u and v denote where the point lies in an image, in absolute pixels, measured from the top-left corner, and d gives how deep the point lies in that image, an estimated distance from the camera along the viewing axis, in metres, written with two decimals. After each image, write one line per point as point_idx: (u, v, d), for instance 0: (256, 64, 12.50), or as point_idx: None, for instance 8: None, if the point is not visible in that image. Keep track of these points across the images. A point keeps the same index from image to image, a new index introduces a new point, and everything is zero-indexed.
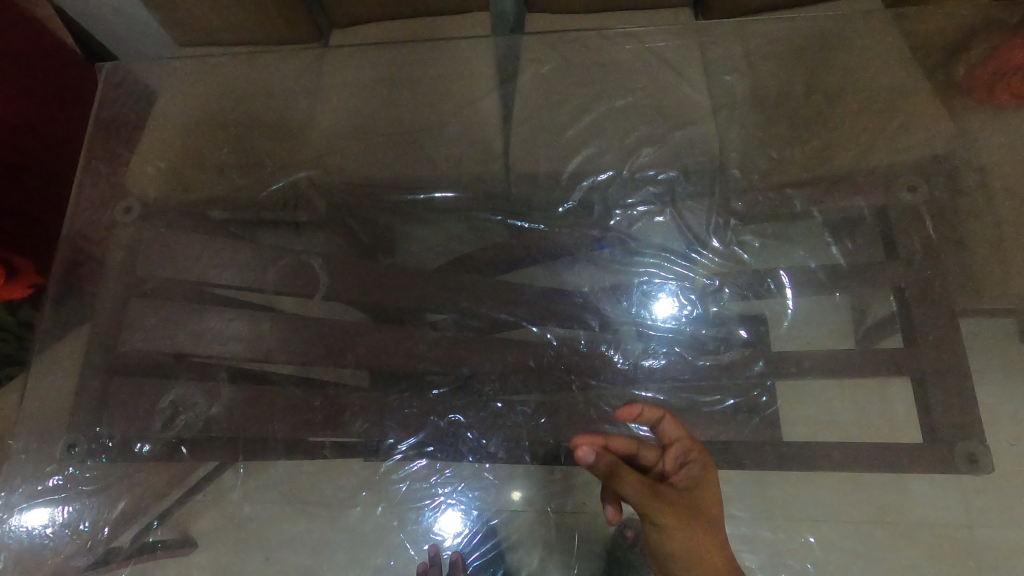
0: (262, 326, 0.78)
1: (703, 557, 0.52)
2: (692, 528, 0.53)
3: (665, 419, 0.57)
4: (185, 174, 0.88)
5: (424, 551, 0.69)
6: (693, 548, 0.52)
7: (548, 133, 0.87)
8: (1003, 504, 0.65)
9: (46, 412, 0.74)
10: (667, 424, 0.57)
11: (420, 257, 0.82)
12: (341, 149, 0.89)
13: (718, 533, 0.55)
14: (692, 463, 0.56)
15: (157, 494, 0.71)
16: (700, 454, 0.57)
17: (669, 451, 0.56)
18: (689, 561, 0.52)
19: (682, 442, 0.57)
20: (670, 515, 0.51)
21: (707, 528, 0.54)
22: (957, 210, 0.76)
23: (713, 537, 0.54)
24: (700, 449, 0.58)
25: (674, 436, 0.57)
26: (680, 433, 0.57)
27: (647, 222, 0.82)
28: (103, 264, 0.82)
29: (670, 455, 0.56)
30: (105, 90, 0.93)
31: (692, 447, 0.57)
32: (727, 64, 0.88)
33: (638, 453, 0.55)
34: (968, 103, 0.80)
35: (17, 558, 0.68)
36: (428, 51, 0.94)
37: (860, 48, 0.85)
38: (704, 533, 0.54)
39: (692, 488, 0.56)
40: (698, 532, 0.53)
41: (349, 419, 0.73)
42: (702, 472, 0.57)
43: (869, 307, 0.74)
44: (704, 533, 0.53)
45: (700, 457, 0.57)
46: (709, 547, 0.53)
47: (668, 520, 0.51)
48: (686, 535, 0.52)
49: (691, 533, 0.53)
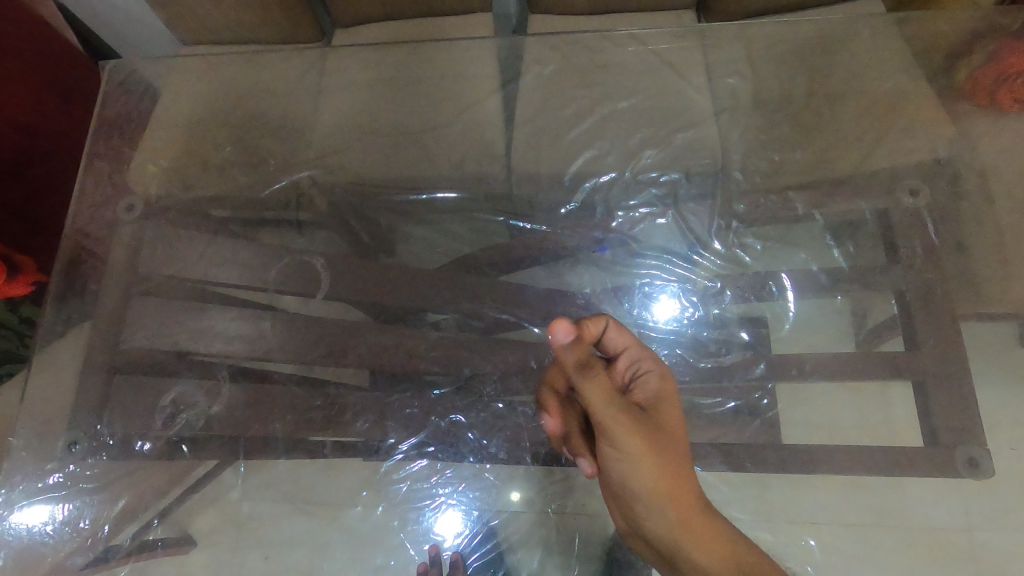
0: (263, 325, 0.77)
1: (661, 476, 0.53)
2: (654, 445, 0.53)
3: (611, 329, 0.62)
4: (188, 173, 0.88)
5: (424, 551, 0.68)
6: (655, 468, 0.53)
7: (551, 134, 0.87)
8: (1001, 509, 0.65)
9: (44, 409, 0.73)
10: (614, 334, 0.62)
11: (423, 257, 0.83)
12: (343, 149, 0.89)
13: (683, 453, 0.55)
14: (646, 374, 0.61)
15: (159, 491, 0.70)
16: (655, 364, 0.61)
17: (620, 360, 0.62)
18: (653, 480, 0.53)
19: (632, 351, 0.62)
20: (631, 436, 0.53)
21: (673, 446, 0.55)
22: (958, 215, 0.75)
23: (677, 455, 0.55)
24: (656, 359, 0.62)
25: (621, 347, 0.62)
26: (628, 342, 0.62)
27: (649, 224, 0.82)
28: (106, 262, 0.81)
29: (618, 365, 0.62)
30: (107, 88, 0.92)
31: (643, 355, 0.62)
32: (729, 66, 0.88)
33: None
34: (969, 108, 0.80)
35: (16, 556, 0.67)
36: (430, 50, 0.93)
37: (863, 51, 0.84)
38: (671, 455, 0.54)
39: (647, 404, 0.58)
40: (661, 450, 0.54)
41: (349, 418, 0.73)
42: (664, 387, 0.60)
43: (870, 310, 0.75)
44: (668, 449, 0.54)
45: (657, 366, 0.61)
46: (674, 466, 0.54)
47: (633, 442, 0.53)
48: (647, 459, 0.53)
49: (655, 459, 0.53)
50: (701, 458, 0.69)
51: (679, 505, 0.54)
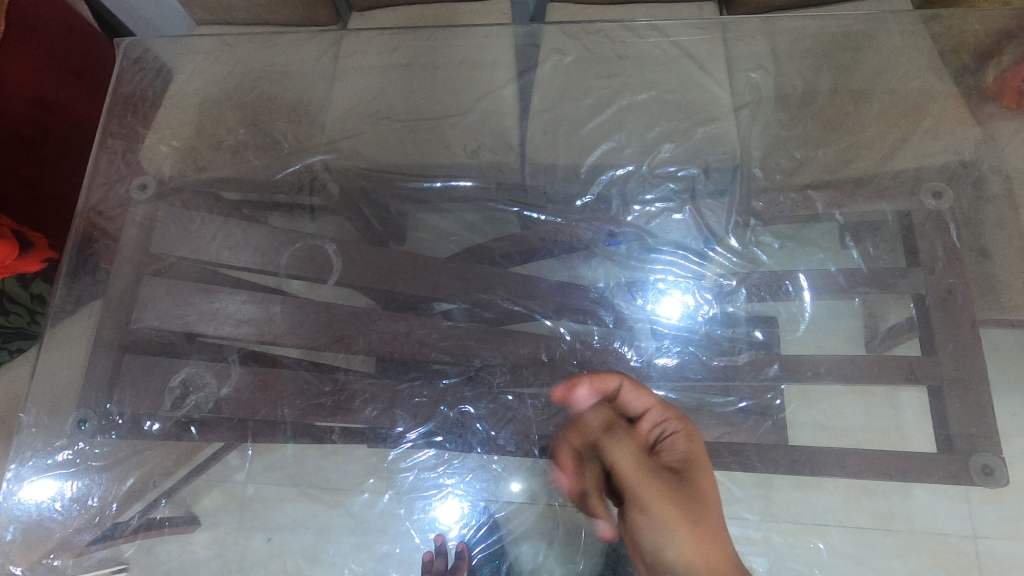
0: (273, 309, 0.76)
1: (695, 544, 0.54)
2: (687, 514, 0.55)
3: (626, 388, 0.66)
4: (203, 156, 0.88)
5: (430, 540, 0.68)
6: (692, 537, 0.54)
7: (566, 125, 0.88)
8: (1008, 517, 0.63)
9: (57, 387, 0.73)
10: (631, 394, 0.65)
11: (433, 246, 0.82)
12: (359, 133, 0.90)
13: (717, 523, 0.57)
14: (672, 434, 0.62)
15: (167, 470, 0.70)
16: (678, 424, 0.63)
17: (643, 422, 0.64)
18: (692, 550, 0.54)
19: (655, 412, 0.65)
20: (660, 501, 0.56)
21: (704, 516, 0.56)
22: (981, 219, 0.74)
23: (709, 520, 0.56)
24: (681, 419, 0.64)
25: (642, 408, 0.65)
26: (648, 402, 0.65)
27: (665, 219, 0.81)
28: (118, 242, 0.80)
29: (643, 426, 0.64)
30: (122, 65, 0.91)
31: (666, 417, 0.64)
32: (753, 60, 0.87)
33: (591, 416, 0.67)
34: (998, 109, 0.78)
35: (26, 531, 0.67)
36: (446, 35, 0.92)
37: (889, 48, 0.83)
38: (703, 524, 0.55)
39: (692, 462, 0.60)
40: (693, 517, 0.55)
41: (358, 405, 0.72)
42: (690, 447, 0.62)
43: (886, 312, 0.73)
44: (701, 518, 0.56)
45: (680, 426, 0.63)
46: (710, 535, 0.55)
47: (666, 514, 0.55)
48: (680, 524, 0.55)
49: (690, 529, 0.55)
50: (711, 456, 0.68)
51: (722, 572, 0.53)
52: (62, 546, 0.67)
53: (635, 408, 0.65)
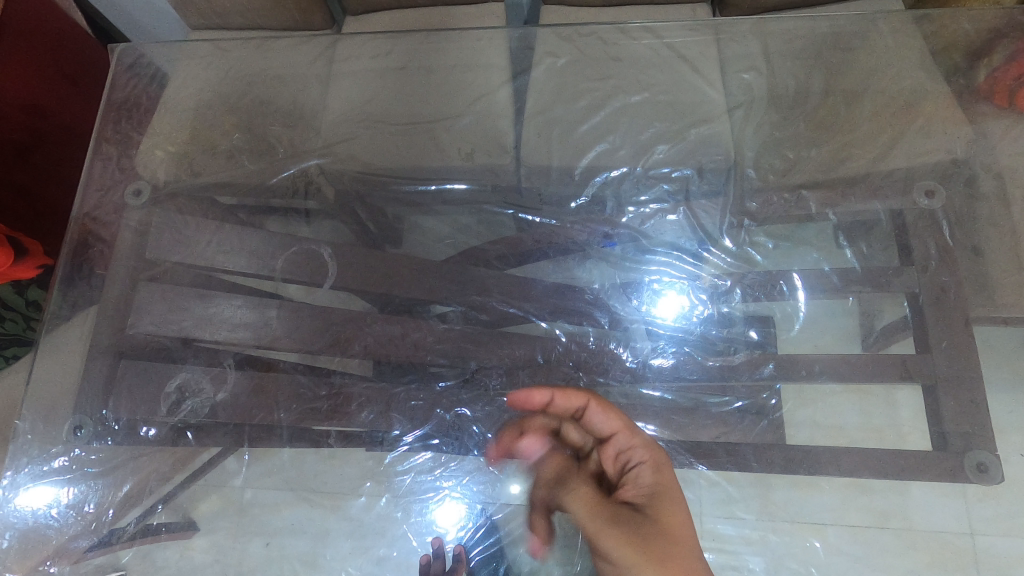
0: (268, 314, 0.76)
1: None
2: (648, 551, 0.48)
3: (593, 407, 0.61)
4: (197, 160, 0.88)
5: (427, 543, 0.68)
6: None
7: (560, 128, 0.88)
8: (1007, 514, 0.64)
9: (52, 394, 0.73)
10: (597, 416, 0.61)
11: (428, 249, 0.82)
12: (354, 136, 0.90)
13: (691, 559, 0.48)
14: (639, 464, 0.57)
15: (162, 476, 0.70)
16: (646, 453, 0.57)
17: (608, 447, 0.60)
18: None
19: (621, 435, 0.59)
20: (620, 545, 0.48)
21: (673, 552, 0.48)
22: (973, 218, 0.74)
23: (680, 557, 0.48)
24: (650, 447, 0.58)
25: (609, 431, 0.60)
26: (615, 425, 0.60)
27: (660, 219, 0.81)
28: (113, 247, 0.80)
29: (607, 452, 0.60)
30: (116, 71, 0.91)
31: (634, 443, 0.58)
32: (745, 61, 0.88)
33: (567, 432, 0.66)
34: (989, 108, 0.79)
35: (21, 539, 0.67)
36: (442, 40, 0.93)
37: (881, 48, 0.83)
38: (673, 563, 0.47)
39: (659, 492, 0.54)
40: (657, 552, 0.48)
41: (354, 409, 0.72)
42: (660, 477, 0.55)
43: (879, 312, 0.74)
44: (670, 558, 0.48)
45: (648, 454, 0.57)
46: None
47: (623, 550, 0.48)
48: (642, 567, 0.47)
49: (654, 572, 0.47)
50: (706, 455, 0.69)
51: None
52: (59, 553, 0.67)
53: (602, 432, 0.61)
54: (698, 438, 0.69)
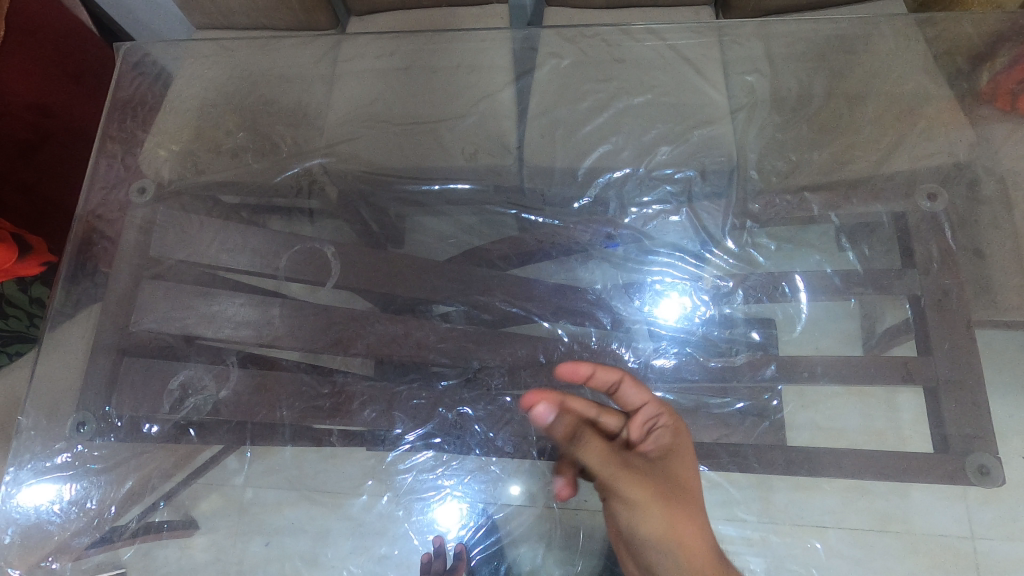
0: (271, 312, 0.76)
1: (668, 526, 0.51)
2: (661, 494, 0.52)
3: (627, 382, 0.61)
4: (201, 159, 0.89)
5: (429, 542, 0.68)
6: (666, 520, 0.51)
7: (563, 129, 0.88)
8: (1008, 517, 0.64)
9: (55, 391, 0.73)
10: (631, 390, 0.61)
11: (430, 248, 0.83)
12: (357, 135, 0.90)
13: (696, 508, 0.53)
14: (660, 428, 0.60)
15: (165, 473, 0.70)
16: (670, 419, 0.60)
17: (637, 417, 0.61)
18: (663, 530, 0.51)
19: (650, 407, 0.61)
20: (637, 485, 0.52)
21: (682, 499, 0.53)
22: (975, 221, 0.74)
23: (686, 504, 0.53)
24: (672, 414, 0.61)
25: (638, 403, 0.62)
26: (645, 397, 0.62)
27: (662, 221, 0.81)
28: (117, 245, 0.80)
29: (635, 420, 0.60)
30: (121, 70, 0.91)
31: (660, 412, 0.61)
32: (748, 63, 0.89)
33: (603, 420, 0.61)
34: (991, 111, 0.79)
35: (23, 535, 0.67)
36: (446, 41, 0.93)
37: (883, 51, 0.84)
38: (682, 508, 0.52)
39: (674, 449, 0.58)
40: (669, 497, 0.52)
41: (357, 407, 0.72)
42: (677, 439, 0.59)
43: (881, 315, 0.74)
44: (680, 503, 0.52)
45: (671, 421, 0.60)
46: (685, 523, 0.52)
47: (641, 491, 0.51)
48: (655, 507, 0.51)
49: (665, 511, 0.51)
50: (708, 458, 0.68)
51: (693, 554, 0.51)
52: (61, 549, 0.67)
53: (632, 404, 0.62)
54: (700, 440, 0.69)
